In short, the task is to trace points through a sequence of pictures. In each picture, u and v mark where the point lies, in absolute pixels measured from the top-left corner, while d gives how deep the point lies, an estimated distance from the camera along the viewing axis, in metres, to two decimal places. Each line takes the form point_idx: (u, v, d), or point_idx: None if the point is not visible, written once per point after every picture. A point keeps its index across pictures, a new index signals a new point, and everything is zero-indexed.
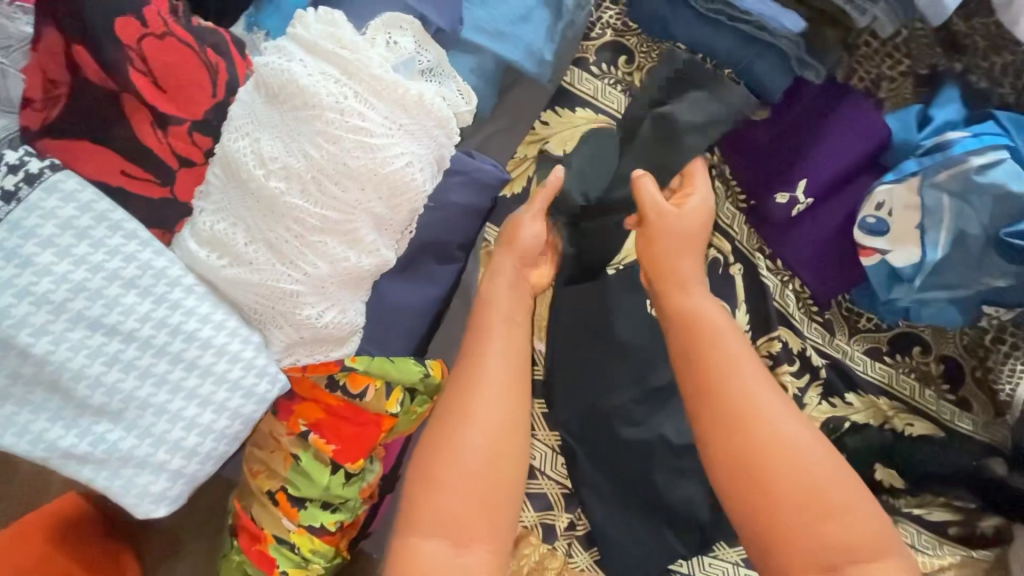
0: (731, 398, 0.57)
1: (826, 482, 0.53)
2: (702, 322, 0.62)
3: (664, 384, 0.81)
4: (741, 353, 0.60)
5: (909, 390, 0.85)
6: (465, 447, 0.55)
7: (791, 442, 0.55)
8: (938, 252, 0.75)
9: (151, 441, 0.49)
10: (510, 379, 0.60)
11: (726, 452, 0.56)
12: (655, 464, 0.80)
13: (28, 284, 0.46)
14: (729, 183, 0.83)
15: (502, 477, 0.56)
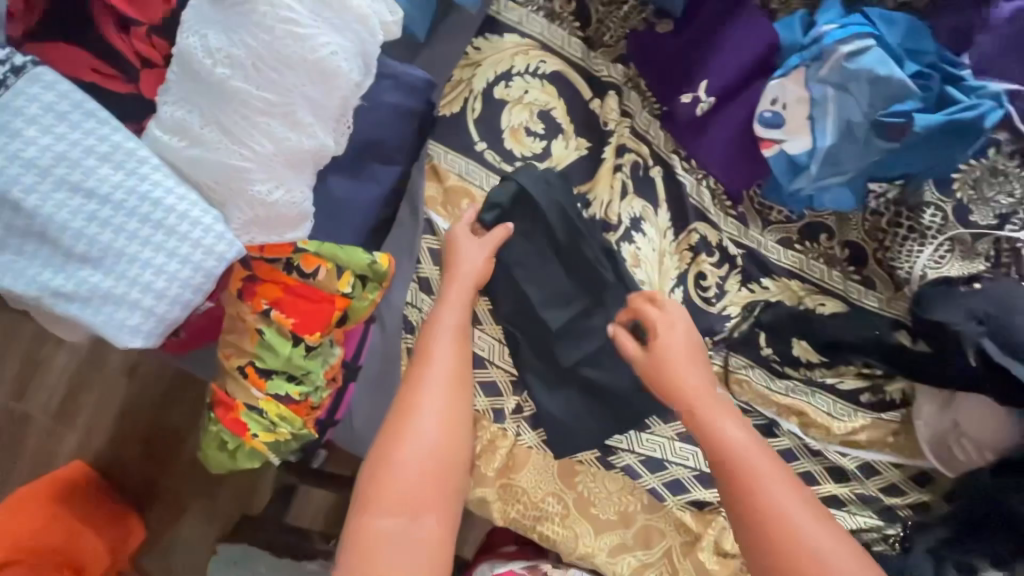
0: (757, 499, 0.63)
1: (828, 549, 0.60)
2: (729, 441, 0.67)
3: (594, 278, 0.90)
4: (743, 437, 0.68)
5: (819, 273, 0.95)
6: (419, 441, 0.67)
7: (807, 533, 0.61)
8: (827, 138, 0.85)
9: (127, 283, 0.58)
10: (455, 380, 0.72)
11: (757, 540, 0.62)
12: (590, 346, 0.91)
13: (18, 152, 0.56)
14: (644, 94, 0.94)
15: (448, 464, 0.68)
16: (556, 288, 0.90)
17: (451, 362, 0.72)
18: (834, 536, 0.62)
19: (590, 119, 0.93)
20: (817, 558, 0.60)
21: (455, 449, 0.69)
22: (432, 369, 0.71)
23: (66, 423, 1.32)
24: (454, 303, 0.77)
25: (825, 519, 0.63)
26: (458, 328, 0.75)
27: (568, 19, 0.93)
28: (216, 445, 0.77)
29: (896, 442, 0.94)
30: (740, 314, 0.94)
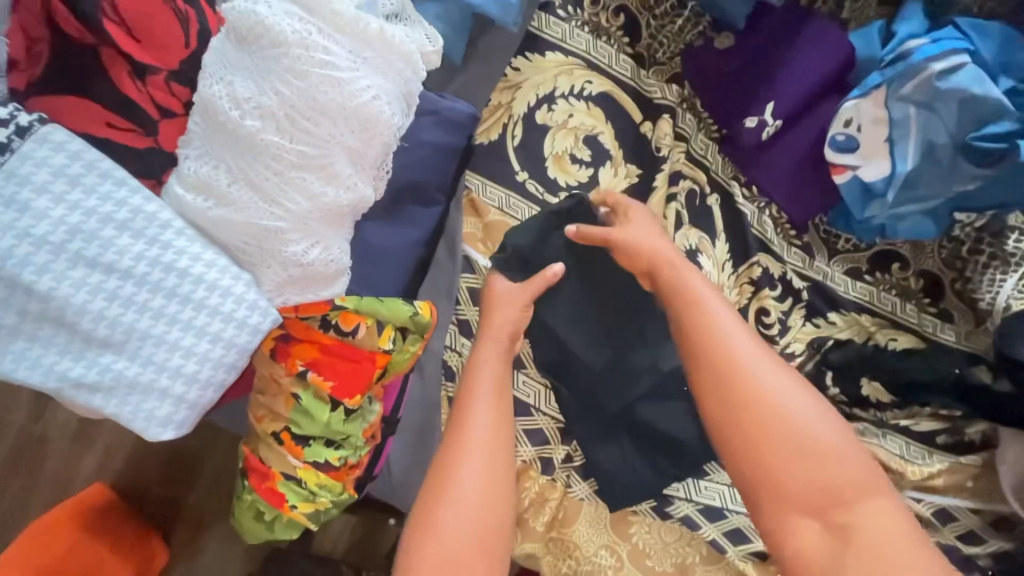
0: (733, 370, 0.58)
1: (816, 427, 0.56)
2: (711, 319, 0.61)
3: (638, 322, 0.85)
4: (744, 341, 0.60)
5: (891, 306, 0.88)
6: (461, 509, 0.57)
7: (792, 413, 0.57)
8: (907, 164, 0.77)
9: (154, 368, 0.52)
10: (495, 431, 0.63)
11: (734, 425, 0.57)
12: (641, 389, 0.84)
13: (27, 227, 0.49)
14: (700, 115, 0.85)
15: (495, 523, 0.58)
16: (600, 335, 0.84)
17: (492, 417, 0.63)
18: (818, 409, 0.58)
19: (641, 143, 0.85)
20: (805, 437, 0.56)
21: (499, 499, 0.59)
22: (472, 421, 0.62)
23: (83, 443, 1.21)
24: (489, 354, 0.69)
25: (809, 394, 0.58)
26: (497, 380, 0.67)
27: (616, 34, 0.85)
28: (252, 515, 0.72)
29: (976, 486, 0.88)
30: (806, 352, 0.87)
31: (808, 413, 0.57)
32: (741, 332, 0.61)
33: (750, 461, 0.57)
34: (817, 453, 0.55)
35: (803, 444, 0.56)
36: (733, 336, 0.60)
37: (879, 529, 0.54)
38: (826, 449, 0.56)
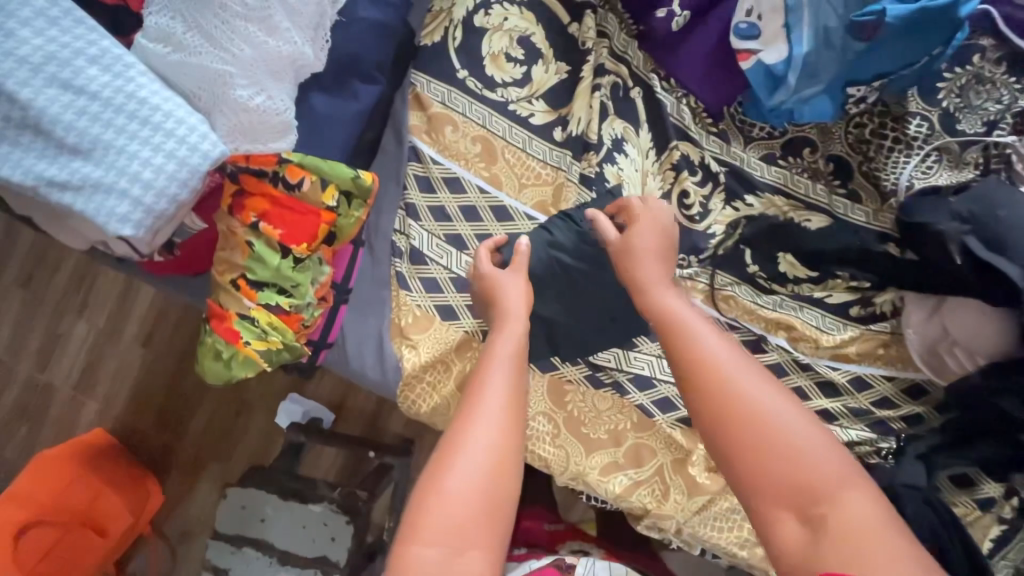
0: (706, 367, 0.64)
1: (786, 422, 0.60)
2: (681, 320, 0.69)
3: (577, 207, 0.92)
4: (718, 344, 0.66)
5: (804, 189, 0.95)
6: (471, 459, 0.61)
7: (766, 411, 0.61)
8: (803, 46, 0.85)
9: (116, 174, 0.62)
10: (511, 397, 0.68)
11: (713, 410, 0.62)
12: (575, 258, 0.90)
13: (11, 49, 0.59)
14: (622, 17, 0.95)
15: (502, 488, 0.62)
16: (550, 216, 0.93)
17: (506, 393, 0.68)
18: (793, 407, 0.61)
19: (569, 42, 0.95)
20: (780, 437, 0.59)
21: (509, 459, 0.63)
22: (489, 388, 0.68)
23: (88, 391, 1.45)
24: (506, 334, 0.76)
25: (785, 395, 0.62)
26: (514, 358, 0.73)
27: None
28: (212, 355, 0.80)
29: (886, 354, 0.94)
30: (725, 231, 0.95)
31: (791, 432, 0.60)
32: (713, 334, 0.68)
33: (730, 440, 0.61)
34: (788, 451, 0.59)
35: (779, 442, 0.59)
36: (706, 338, 0.66)
37: (859, 524, 0.55)
38: (799, 449, 0.59)
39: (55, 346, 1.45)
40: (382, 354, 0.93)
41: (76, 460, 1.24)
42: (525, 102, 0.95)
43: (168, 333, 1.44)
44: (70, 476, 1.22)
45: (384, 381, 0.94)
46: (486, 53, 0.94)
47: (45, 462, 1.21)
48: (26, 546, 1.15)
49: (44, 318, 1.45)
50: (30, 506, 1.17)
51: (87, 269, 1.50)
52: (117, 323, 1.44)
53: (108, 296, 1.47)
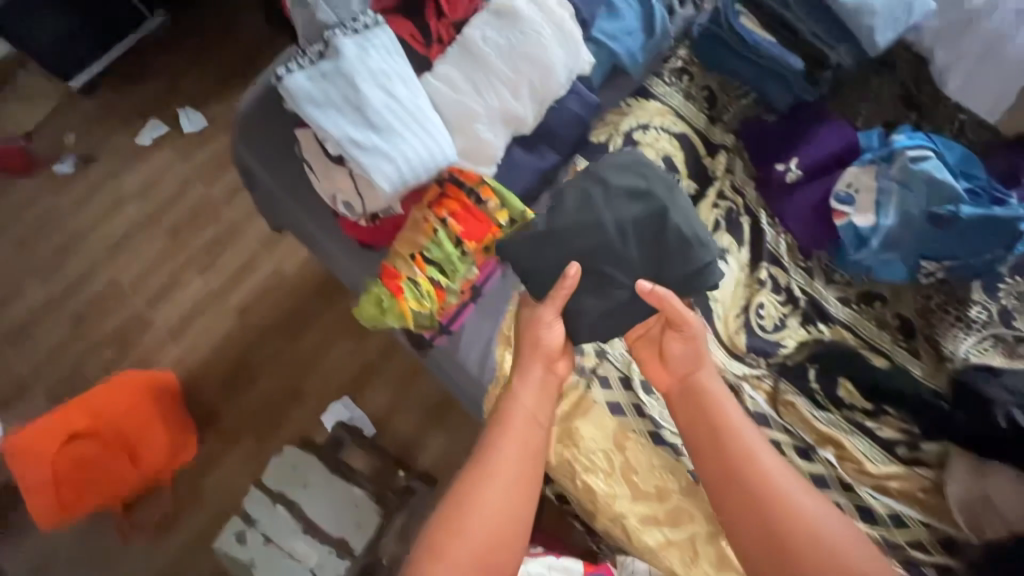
0: (744, 450, 0.88)
1: (802, 501, 0.84)
2: (724, 412, 0.92)
3: (646, 186, 0.98)
4: (753, 437, 0.90)
5: (870, 332, 1.12)
6: (484, 507, 0.86)
7: (792, 495, 0.84)
8: (889, 220, 1.08)
9: (393, 149, 0.89)
10: (524, 441, 0.93)
11: (741, 494, 0.86)
12: (576, 237, 0.96)
13: (365, 58, 0.90)
14: (746, 163, 1.22)
15: (509, 523, 0.87)
16: (628, 183, 0.98)
17: (518, 441, 0.92)
18: (805, 490, 0.86)
19: (703, 169, 1.22)
20: (795, 509, 0.83)
21: (521, 507, 0.89)
22: (512, 434, 0.92)
23: (176, 338, 1.93)
24: (529, 383, 0.97)
25: (798, 480, 0.87)
26: (530, 412, 0.95)
27: (700, 101, 1.26)
28: (374, 302, 1.02)
29: (926, 500, 1.02)
30: (795, 347, 1.12)
31: (810, 505, 0.84)
32: (751, 430, 0.91)
33: (752, 503, 0.85)
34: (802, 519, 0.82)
35: (801, 518, 0.82)
36: (745, 433, 0.90)
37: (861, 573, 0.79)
38: (813, 517, 0.83)
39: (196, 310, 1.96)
40: (487, 354, 1.11)
41: (139, 396, 1.71)
42: None
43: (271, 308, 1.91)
44: (131, 406, 1.68)
45: (480, 376, 1.11)
46: None
47: (120, 387, 1.71)
48: (76, 442, 1.62)
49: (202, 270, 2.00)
50: (106, 416, 1.67)
51: (229, 235, 2.06)
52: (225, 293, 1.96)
53: (241, 261, 1.99)
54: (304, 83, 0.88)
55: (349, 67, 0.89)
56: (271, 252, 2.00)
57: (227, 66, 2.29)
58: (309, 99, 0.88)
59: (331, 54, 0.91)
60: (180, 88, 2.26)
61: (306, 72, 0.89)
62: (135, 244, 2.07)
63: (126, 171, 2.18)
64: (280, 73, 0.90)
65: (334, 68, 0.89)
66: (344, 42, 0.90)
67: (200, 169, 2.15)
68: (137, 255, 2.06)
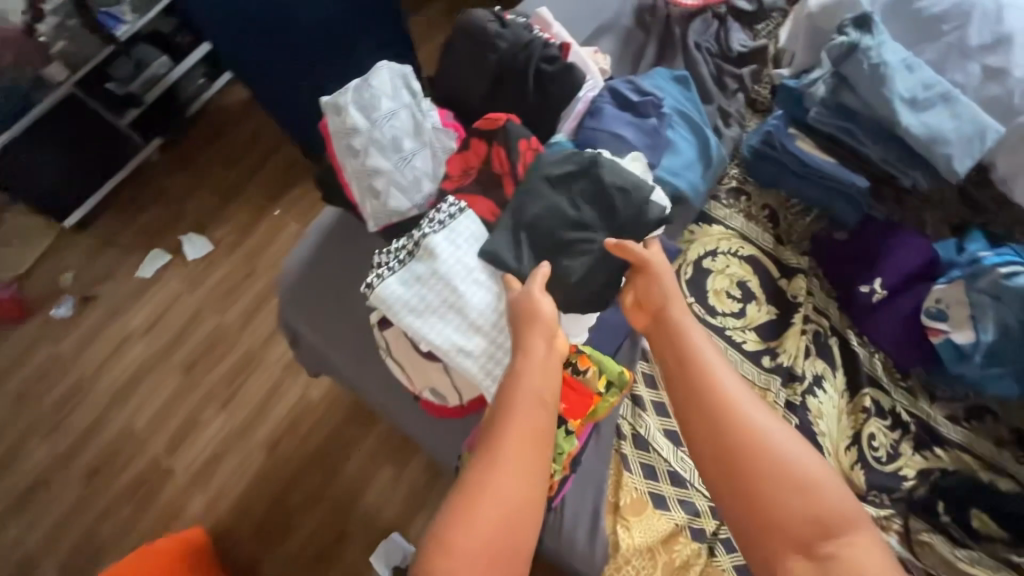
0: (716, 395, 0.73)
1: (810, 466, 0.68)
2: (704, 360, 0.76)
3: (580, 164, 0.92)
4: (747, 397, 0.73)
5: (989, 452, 1.07)
6: (505, 495, 0.67)
7: (766, 431, 0.70)
8: (989, 336, 1.03)
9: (501, 348, 0.85)
10: (532, 413, 0.73)
11: (724, 453, 0.70)
12: (546, 229, 0.89)
13: (457, 254, 0.88)
14: (823, 283, 1.21)
15: (524, 499, 0.68)
16: (565, 164, 0.92)
17: (530, 418, 0.72)
18: (800, 446, 0.70)
19: (779, 292, 1.19)
20: (794, 469, 0.67)
21: (527, 509, 0.68)
22: (514, 417, 0.72)
23: (195, 488, 1.67)
24: (536, 353, 0.77)
25: (802, 445, 0.70)
26: (536, 395, 0.74)
27: (762, 220, 1.25)
28: None
29: None
30: (916, 478, 1.05)
31: (812, 466, 0.68)
32: (739, 381, 0.75)
33: (733, 465, 0.69)
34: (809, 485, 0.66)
35: (796, 479, 0.67)
36: (728, 383, 0.74)
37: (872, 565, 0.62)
38: (806, 478, 0.67)
39: (212, 454, 1.70)
40: (596, 527, 1.03)
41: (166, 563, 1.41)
42: (739, 330, 1.16)
43: (297, 444, 1.69)
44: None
45: (592, 556, 1.01)
46: (707, 288, 1.19)
47: (145, 555, 1.42)
48: None
49: (231, 415, 1.74)
50: None
51: (245, 364, 1.81)
52: (247, 431, 1.72)
53: (259, 392, 1.76)
54: (400, 290, 0.86)
55: (444, 268, 0.86)
56: (295, 377, 1.78)
57: (226, 173, 2.06)
58: (408, 307, 0.86)
59: (422, 254, 0.88)
60: (180, 207, 2.03)
61: (398, 276, 0.87)
62: (145, 389, 1.80)
63: (128, 310, 1.90)
64: (368, 282, 0.88)
65: (429, 271, 0.87)
66: (436, 240, 0.88)
67: (212, 295, 1.90)
68: (148, 401, 1.79)
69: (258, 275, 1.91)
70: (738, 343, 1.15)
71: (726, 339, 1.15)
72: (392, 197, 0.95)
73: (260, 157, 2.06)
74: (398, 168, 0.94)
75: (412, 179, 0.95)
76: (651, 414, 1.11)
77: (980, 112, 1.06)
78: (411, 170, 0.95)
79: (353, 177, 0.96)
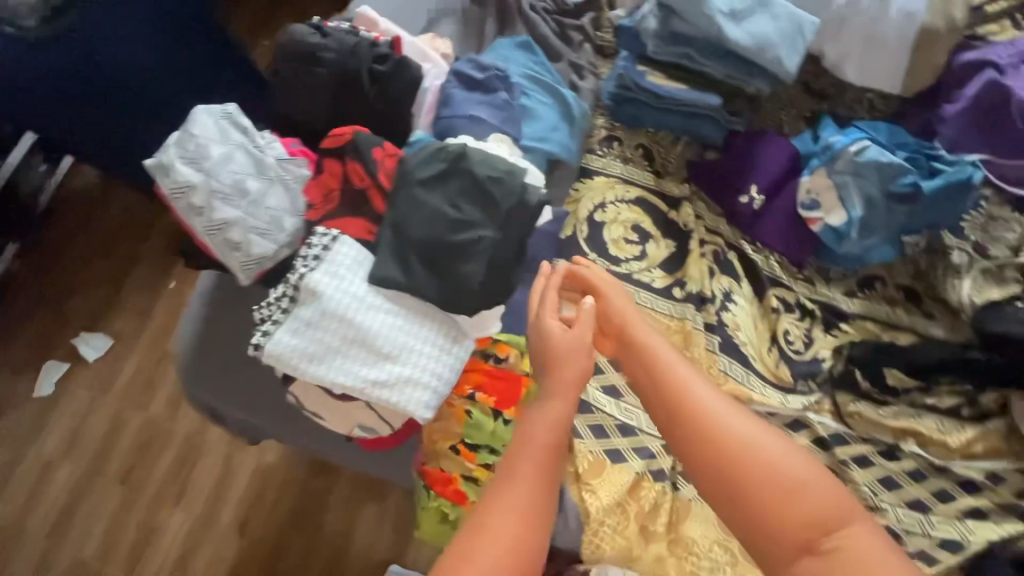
0: (696, 410, 0.76)
1: (791, 466, 0.71)
2: (679, 378, 0.79)
3: (451, 162, 0.87)
4: (724, 409, 0.76)
5: (886, 313, 1.16)
6: (505, 521, 0.69)
7: (746, 442, 0.72)
8: (858, 210, 1.13)
9: (416, 369, 0.81)
10: (536, 461, 0.75)
11: (711, 463, 0.72)
12: (428, 238, 0.84)
13: (345, 287, 0.82)
14: (709, 204, 1.24)
15: (535, 534, 0.70)
16: (434, 165, 0.87)
17: (530, 463, 0.74)
18: (786, 448, 0.72)
19: (672, 224, 1.23)
20: (777, 470, 0.70)
21: (527, 542, 0.69)
22: (521, 465, 0.73)
23: None
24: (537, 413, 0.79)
25: (781, 442, 0.73)
26: (549, 438, 0.77)
27: (639, 160, 1.27)
28: (437, 516, 0.94)
29: (1011, 448, 1.05)
30: (833, 357, 1.13)
31: (790, 463, 0.71)
32: (714, 394, 0.78)
33: (721, 473, 0.72)
34: (792, 487, 0.69)
35: (781, 479, 0.70)
36: (704, 397, 0.77)
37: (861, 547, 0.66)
38: (791, 482, 0.70)
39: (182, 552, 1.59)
40: (564, 503, 1.03)
41: None
42: (645, 271, 1.19)
43: (269, 512, 1.60)
44: None
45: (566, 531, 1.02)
46: (606, 240, 1.21)
47: None
48: None
49: (185, 511, 1.62)
50: None
51: (188, 451, 1.69)
52: (211, 517, 1.61)
53: (213, 474, 1.65)
54: (291, 341, 0.79)
55: (334, 305, 0.81)
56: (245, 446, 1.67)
57: (101, 259, 1.87)
58: (306, 357, 0.79)
59: (304, 296, 0.81)
60: (59, 311, 1.82)
61: (286, 327, 0.80)
62: (82, 515, 1.63)
63: (38, 435, 1.71)
64: (256, 340, 0.79)
65: (318, 312, 0.80)
66: (316, 278, 0.81)
67: (128, 390, 1.74)
68: (88, 527, 1.62)
69: (167, 357, 1.76)
70: (649, 283, 1.18)
71: (636, 280, 1.18)
72: (254, 243, 0.88)
73: (130, 234, 1.88)
74: (251, 212, 0.88)
75: (270, 219, 0.89)
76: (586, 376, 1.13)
77: (795, 10, 1.16)
78: (267, 211, 0.89)
79: (204, 234, 0.88)
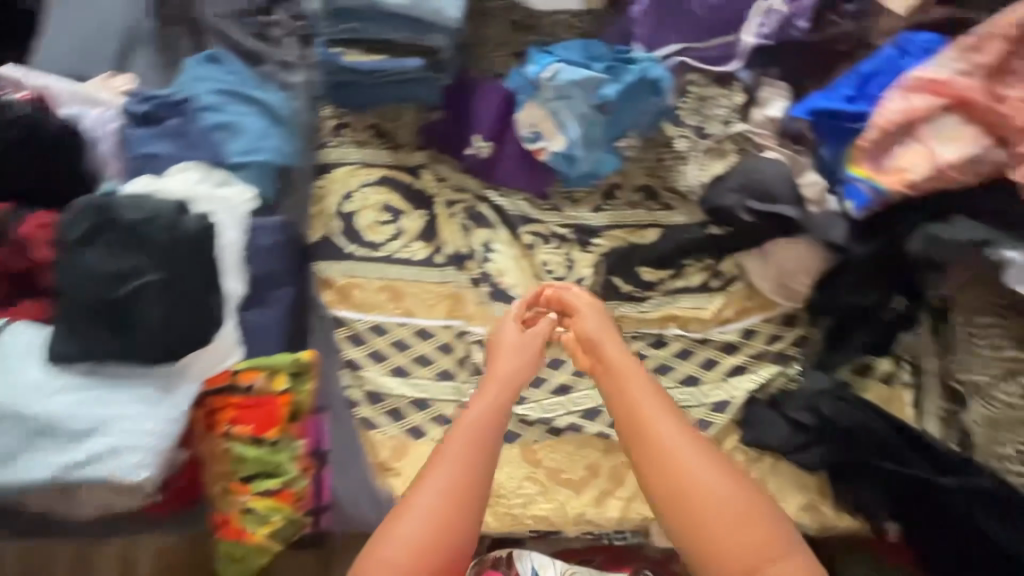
0: (653, 432, 0.76)
1: (718, 492, 0.72)
2: (657, 385, 0.81)
3: (98, 214, 0.83)
4: (673, 436, 0.76)
5: (631, 217, 1.23)
6: (409, 524, 0.72)
7: (689, 466, 0.74)
8: (572, 131, 1.16)
9: (120, 436, 0.80)
10: (465, 463, 0.76)
11: (659, 472, 0.74)
12: (91, 298, 0.81)
13: (23, 379, 0.80)
14: (449, 163, 1.27)
15: (448, 539, 0.73)
16: (78, 224, 0.82)
17: (456, 468, 0.76)
18: (717, 474, 0.73)
19: (421, 194, 1.24)
20: (709, 495, 0.72)
21: (442, 545, 0.72)
22: (442, 468, 0.76)
23: None
24: (478, 399, 0.84)
25: (719, 467, 0.74)
26: (472, 441, 0.78)
27: (373, 141, 1.26)
28: (230, 554, 0.94)
29: (756, 302, 1.17)
30: (592, 273, 1.19)
31: (710, 481, 0.72)
32: (673, 424, 0.77)
33: (662, 487, 0.74)
34: (719, 512, 0.71)
35: (709, 498, 0.72)
36: (656, 416, 0.77)
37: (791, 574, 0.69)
38: (719, 503, 0.72)
39: None
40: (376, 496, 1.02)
41: None
42: (405, 248, 1.20)
43: None
44: None
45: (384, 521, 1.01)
46: (358, 229, 1.20)
47: None
48: None
49: None
50: None
51: None
52: None
53: None
54: None
55: (12, 401, 0.79)
56: None
57: None
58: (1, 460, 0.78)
59: None
60: None
61: None
62: None
63: None
64: None
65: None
66: None
67: None
68: None
69: None
70: (411, 258, 1.19)
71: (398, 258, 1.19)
72: None
73: None
74: None
75: None
76: (370, 367, 1.12)
77: None
78: None
79: None
